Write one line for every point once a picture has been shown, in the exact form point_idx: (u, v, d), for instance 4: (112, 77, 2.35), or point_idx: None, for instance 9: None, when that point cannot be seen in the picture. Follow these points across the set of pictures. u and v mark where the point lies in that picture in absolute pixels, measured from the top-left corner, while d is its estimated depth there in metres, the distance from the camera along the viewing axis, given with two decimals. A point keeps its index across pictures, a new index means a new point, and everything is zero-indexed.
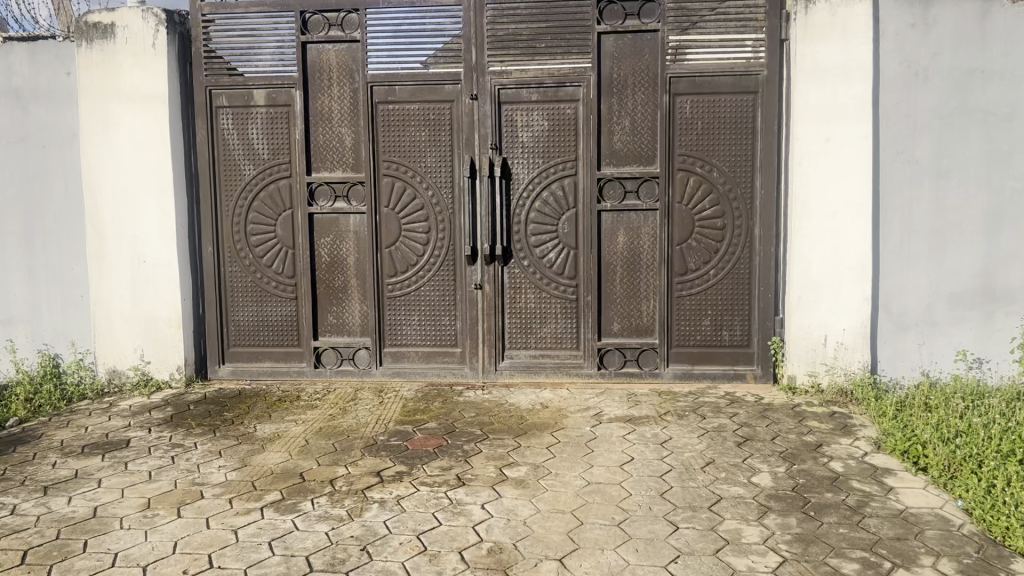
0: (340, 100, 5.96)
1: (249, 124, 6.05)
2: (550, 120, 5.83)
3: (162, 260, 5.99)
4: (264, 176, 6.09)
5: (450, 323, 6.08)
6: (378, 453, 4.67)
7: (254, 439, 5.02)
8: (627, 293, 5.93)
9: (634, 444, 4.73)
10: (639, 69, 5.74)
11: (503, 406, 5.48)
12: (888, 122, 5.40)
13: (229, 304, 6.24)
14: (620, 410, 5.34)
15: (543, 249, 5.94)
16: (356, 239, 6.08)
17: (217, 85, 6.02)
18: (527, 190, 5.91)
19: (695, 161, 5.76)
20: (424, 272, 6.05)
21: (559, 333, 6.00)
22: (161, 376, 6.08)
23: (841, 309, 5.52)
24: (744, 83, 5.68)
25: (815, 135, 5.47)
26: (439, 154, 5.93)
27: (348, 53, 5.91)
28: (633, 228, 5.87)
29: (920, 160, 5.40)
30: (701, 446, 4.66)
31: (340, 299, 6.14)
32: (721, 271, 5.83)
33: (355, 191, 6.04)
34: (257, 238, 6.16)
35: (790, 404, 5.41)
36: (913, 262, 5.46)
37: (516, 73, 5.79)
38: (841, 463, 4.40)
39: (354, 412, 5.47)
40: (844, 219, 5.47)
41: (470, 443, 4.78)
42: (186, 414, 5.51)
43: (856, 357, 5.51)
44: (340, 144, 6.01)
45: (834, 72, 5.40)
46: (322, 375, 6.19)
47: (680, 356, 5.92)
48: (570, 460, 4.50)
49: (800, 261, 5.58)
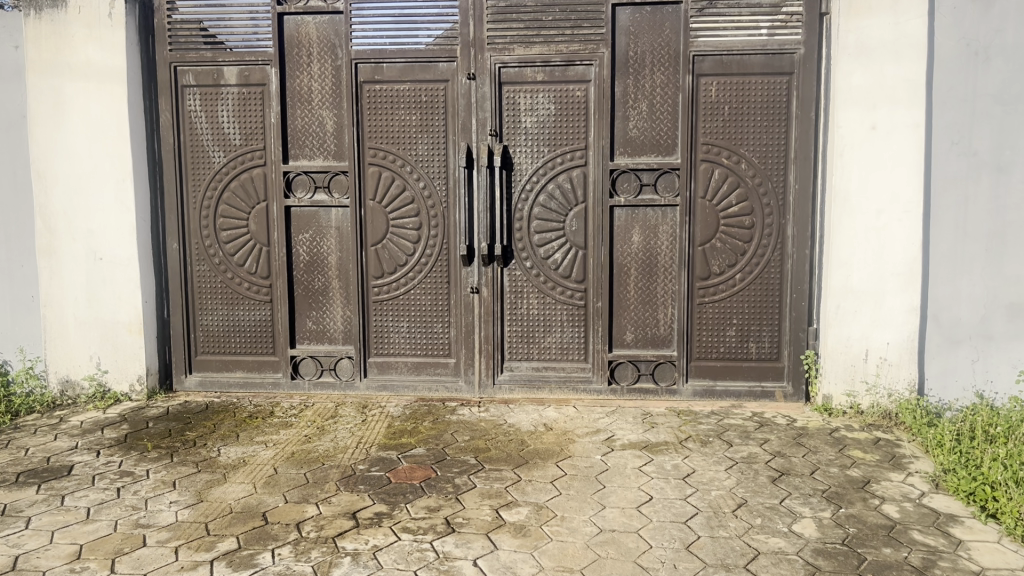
0: (321, 79, 5.29)
1: (218, 105, 5.39)
2: (557, 102, 5.16)
3: (121, 258, 5.33)
4: (235, 165, 5.43)
5: (442, 331, 5.43)
6: (355, 488, 4.03)
7: (215, 466, 4.38)
8: (642, 299, 5.28)
9: (651, 478, 4.09)
10: (659, 45, 5.07)
11: (501, 427, 4.84)
12: (944, 109, 4.72)
13: (198, 306, 5.59)
14: (634, 434, 4.69)
15: (548, 249, 5.28)
16: (338, 236, 5.43)
17: (183, 61, 5.36)
18: (531, 182, 5.24)
19: (721, 151, 5.11)
20: (415, 274, 5.40)
21: (565, 343, 5.35)
22: (120, 387, 5.44)
23: (886, 320, 4.87)
24: (777, 63, 5.02)
25: (859, 122, 4.79)
26: (431, 141, 5.27)
27: (329, 26, 5.24)
28: (649, 226, 5.22)
29: (978, 152, 4.71)
30: (730, 483, 4.01)
31: (320, 302, 5.50)
32: (749, 275, 5.19)
33: (337, 182, 5.38)
34: (228, 234, 5.51)
35: (827, 428, 4.76)
36: (967, 267, 4.78)
37: (519, 49, 5.12)
38: (895, 507, 3.76)
39: (333, 433, 4.83)
40: (891, 219, 4.81)
41: (463, 476, 4.14)
42: (142, 433, 4.87)
43: (902, 374, 4.87)
44: (320, 128, 5.34)
45: (882, 51, 4.72)
46: (299, 388, 5.56)
47: (701, 371, 5.29)
48: (578, 499, 3.86)
49: (839, 266, 4.93)
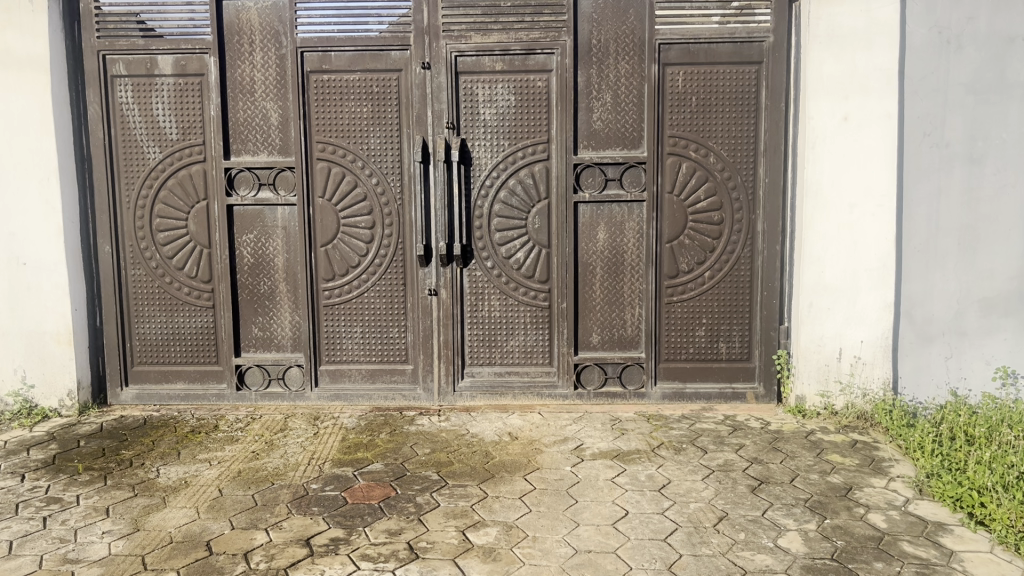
0: (264, 68, 4.94)
1: (152, 96, 4.99)
2: (517, 94, 4.89)
3: (47, 262, 4.91)
4: (172, 161, 5.04)
5: (398, 335, 5.13)
6: (308, 511, 3.71)
7: (154, 489, 4.01)
8: (608, 299, 5.06)
9: (626, 491, 3.85)
10: (623, 33, 4.84)
11: (464, 438, 4.57)
12: (916, 99, 4.55)
13: (133, 313, 5.20)
14: (604, 443, 4.46)
15: (510, 248, 5.02)
16: (285, 236, 5.09)
17: (112, 49, 4.95)
18: (491, 177, 4.97)
19: (688, 143, 4.90)
20: (368, 275, 5.08)
21: (528, 346, 5.10)
22: (48, 403, 5.01)
23: (859, 318, 4.73)
24: (745, 52, 4.83)
25: (831, 114, 4.63)
26: (384, 134, 4.95)
27: (272, 11, 4.88)
28: (615, 223, 4.99)
29: (950, 143, 4.53)
30: (708, 494, 3.80)
31: (267, 307, 5.16)
32: (718, 273, 5.01)
33: (283, 178, 5.04)
34: (166, 235, 5.12)
35: (803, 431, 4.60)
36: (940, 261, 4.60)
37: (476, 36, 4.84)
38: (881, 516, 3.58)
39: (283, 448, 4.50)
40: (863, 214, 4.67)
41: (425, 493, 3.86)
42: (72, 454, 4.47)
43: (876, 374, 4.73)
44: (264, 121, 4.99)
45: (854, 39, 4.56)
46: (245, 399, 5.21)
47: (670, 373, 5.09)
48: (549, 516, 3.61)
49: (811, 262, 4.76)
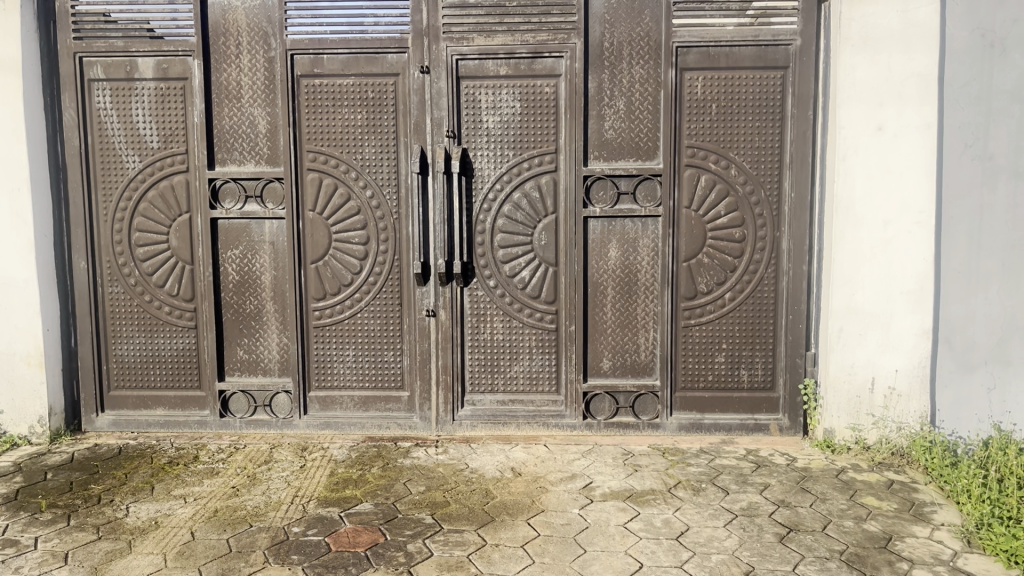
0: (251, 72, 4.60)
1: (132, 102, 4.66)
2: (523, 100, 4.53)
3: (16, 279, 4.56)
4: (152, 171, 4.71)
5: (393, 360, 4.77)
6: (286, 559, 3.34)
7: (121, 531, 3.65)
8: (620, 322, 4.69)
9: (640, 539, 3.47)
10: (639, 34, 4.47)
11: (462, 473, 4.20)
12: (957, 107, 4.16)
13: (110, 334, 4.86)
14: (615, 481, 4.07)
15: (514, 266, 4.66)
16: (273, 252, 4.74)
17: (89, 51, 4.62)
18: (494, 190, 4.61)
19: (708, 154, 4.54)
20: (362, 294, 4.73)
21: (533, 372, 4.74)
22: (17, 430, 4.66)
23: (893, 345, 4.35)
24: (770, 56, 4.47)
25: (864, 123, 4.26)
26: (379, 143, 4.61)
27: (260, 11, 4.55)
28: (628, 240, 4.63)
29: (995, 156, 4.11)
30: (732, 544, 3.41)
31: (254, 328, 4.81)
32: (740, 294, 4.64)
33: (271, 190, 4.70)
34: (146, 250, 4.78)
35: (833, 470, 4.21)
36: (983, 283, 4.17)
37: (480, 38, 4.50)
38: (927, 572, 3.19)
39: (266, 484, 4.13)
40: (899, 231, 4.29)
41: (417, 540, 3.48)
42: (36, 488, 4.11)
43: (912, 406, 4.34)
44: (251, 128, 4.65)
45: (890, 42, 4.20)
46: (229, 427, 4.86)
47: (686, 403, 4.72)
48: (555, 570, 3.22)
49: (842, 283, 4.37)
